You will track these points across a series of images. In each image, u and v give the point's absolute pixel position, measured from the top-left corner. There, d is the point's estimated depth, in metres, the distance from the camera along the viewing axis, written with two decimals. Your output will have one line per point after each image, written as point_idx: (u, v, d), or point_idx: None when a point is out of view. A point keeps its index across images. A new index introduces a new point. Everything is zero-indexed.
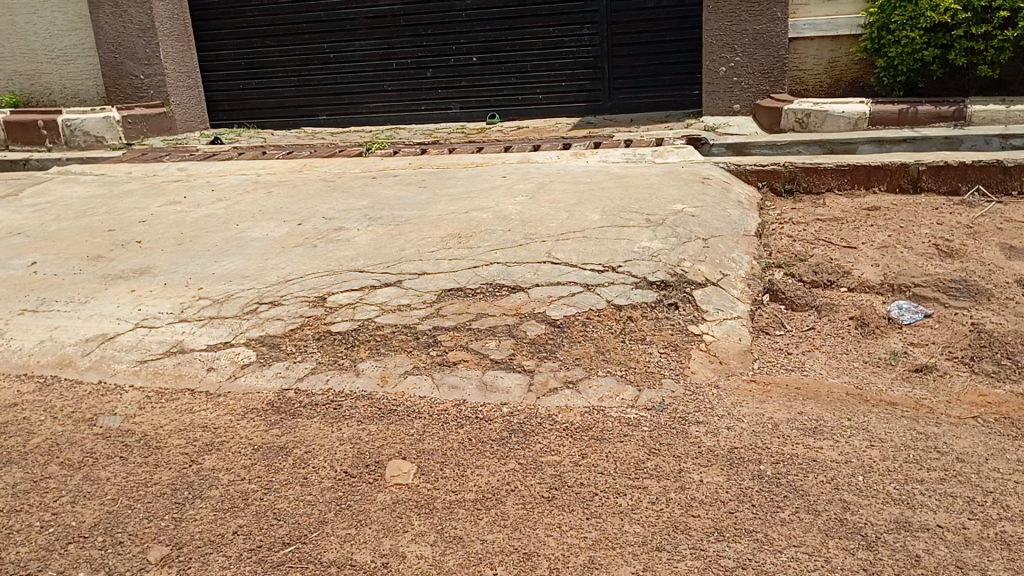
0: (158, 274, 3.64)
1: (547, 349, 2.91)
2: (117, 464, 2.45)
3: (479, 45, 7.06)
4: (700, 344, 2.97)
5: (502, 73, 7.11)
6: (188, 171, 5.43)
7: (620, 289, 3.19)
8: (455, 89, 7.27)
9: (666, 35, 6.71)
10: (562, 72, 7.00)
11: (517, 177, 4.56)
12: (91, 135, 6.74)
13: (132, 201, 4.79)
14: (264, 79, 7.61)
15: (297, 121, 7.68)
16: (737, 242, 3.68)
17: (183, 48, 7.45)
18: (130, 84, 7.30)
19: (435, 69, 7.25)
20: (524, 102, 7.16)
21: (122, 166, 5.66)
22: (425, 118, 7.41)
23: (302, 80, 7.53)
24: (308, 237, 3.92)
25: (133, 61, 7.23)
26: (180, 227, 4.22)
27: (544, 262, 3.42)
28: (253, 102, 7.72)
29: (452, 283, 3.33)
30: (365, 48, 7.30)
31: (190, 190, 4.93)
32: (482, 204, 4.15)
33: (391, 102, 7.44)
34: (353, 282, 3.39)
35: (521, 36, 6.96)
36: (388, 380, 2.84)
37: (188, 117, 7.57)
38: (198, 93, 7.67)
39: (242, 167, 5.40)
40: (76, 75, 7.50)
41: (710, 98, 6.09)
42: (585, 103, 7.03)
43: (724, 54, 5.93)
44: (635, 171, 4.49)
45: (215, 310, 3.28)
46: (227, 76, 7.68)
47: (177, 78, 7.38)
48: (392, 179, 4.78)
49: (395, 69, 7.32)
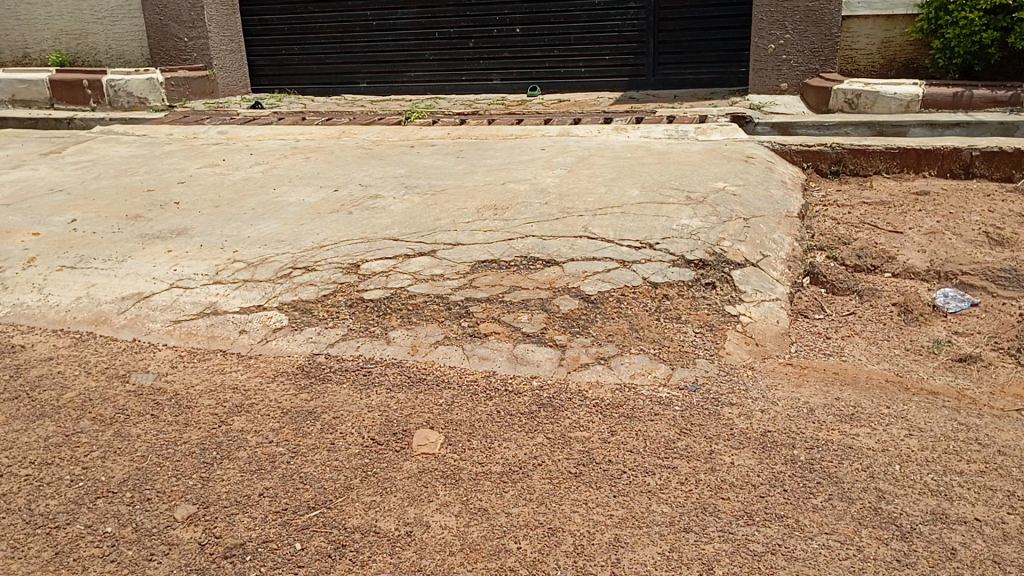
0: (194, 235, 3.65)
1: (580, 324, 2.87)
2: (147, 422, 2.47)
3: (523, 15, 6.98)
4: (737, 325, 2.91)
5: (545, 45, 7.02)
6: (228, 134, 5.44)
7: (657, 267, 3.13)
8: (496, 61, 7.19)
9: (714, 10, 6.55)
10: (605, 46, 6.89)
11: (556, 150, 4.50)
12: (134, 97, 6.82)
13: (172, 162, 4.82)
14: (307, 46, 7.60)
15: (338, 88, 7.66)
16: (778, 222, 3.59)
17: (227, 12, 7.46)
18: (173, 46, 7.33)
19: (477, 39, 7.18)
20: (566, 75, 7.06)
21: (163, 128, 5.69)
22: (465, 89, 7.35)
23: (344, 47, 7.51)
24: (344, 204, 3.90)
25: (178, 24, 7.25)
26: (218, 190, 4.23)
27: (580, 236, 3.37)
28: (294, 68, 7.71)
29: (486, 254, 3.30)
30: (408, 16, 7.25)
31: (229, 153, 4.94)
32: (520, 176, 4.10)
33: (432, 72, 7.39)
34: (387, 250, 3.37)
35: (566, 8, 6.85)
36: (419, 349, 2.83)
37: (230, 81, 7.58)
38: (241, 58, 7.69)
39: (281, 132, 5.40)
40: (121, 36, 7.54)
41: (758, 76, 5.96)
42: (628, 78, 6.91)
43: (774, 30, 5.85)
44: (677, 148, 4.41)
45: (249, 274, 3.28)
46: (269, 41, 7.68)
47: (220, 42, 7.40)
48: (429, 148, 4.74)
49: (437, 38, 7.26)
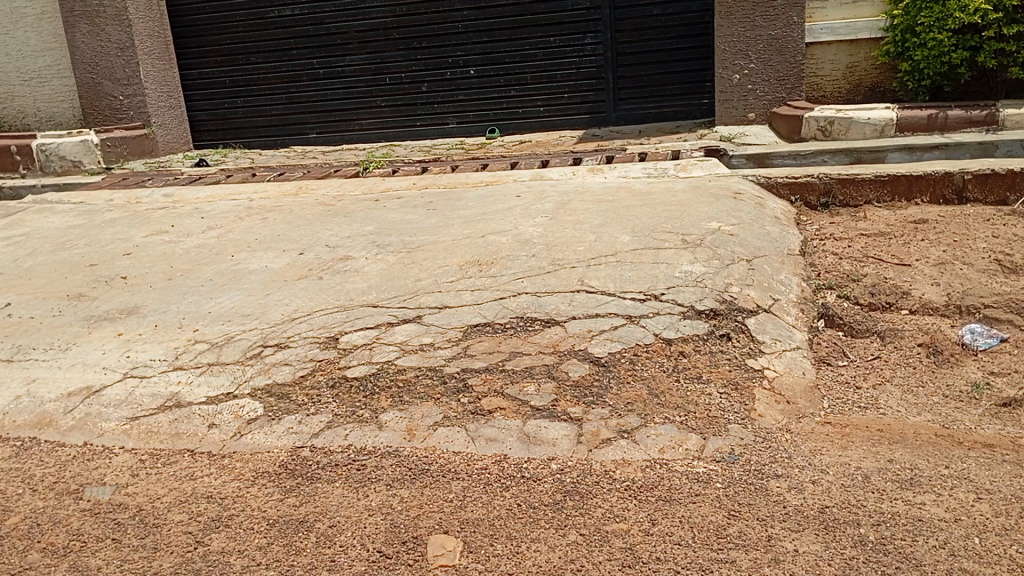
0: (147, 314, 3.29)
1: (593, 393, 2.58)
2: (108, 549, 2.11)
3: (477, 57, 6.77)
4: (763, 381, 2.66)
5: (501, 86, 6.81)
6: (175, 196, 5.07)
7: (667, 321, 2.88)
8: (451, 104, 6.96)
9: (672, 43, 6.41)
10: (563, 84, 6.70)
11: (532, 196, 4.25)
12: (68, 161, 6.39)
13: (115, 231, 4.44)
14: (251, 98, 7.28)
15: (286, 140, 7.34)
16: (782, 262, 3.38)
17: (164, 67, 7.10)
18: (108, 105, 6.94)
19: (430, 83, 6.94)
20: (525, 115, 6.85)
21: (102, 193, 5.29)
22: (421, 134, 7.09)
23: (291, 98, 7.21)
24: (311, 269, 3.58)
25: (111, 82, 6.88)
26: (169, 260, 3.87)
27: (577, 291, 3.10)
28: (239, 121, 7.38)
29: (477, 318, 3.00)
30: (356, 62, 6.99)
31: (178, 217, 4.58)
32: (498, 227, 3.85)
33: (385, 119, 7.12)
34: (368, 319, 3.06)
35: (520, 47, 6.67)
36: (415, 434, 2.50)
37: (171, 139, 7.20)
38: (181, 113, 7.32)
39: (233, 190, 5.05)
40: (51, 97, 7.12)
41: (724, 107, 5.82)
42: (589, 115, 6.72)
43: (739, 60, 5.68)
44: (659, 187, 4.20)
45: (213, 356, 2.93)
46: (211, 94, 7.34)
47: (159, 98, 7.03)
48: (395, 201, 4.45)
49: (389, 84, 7.00)
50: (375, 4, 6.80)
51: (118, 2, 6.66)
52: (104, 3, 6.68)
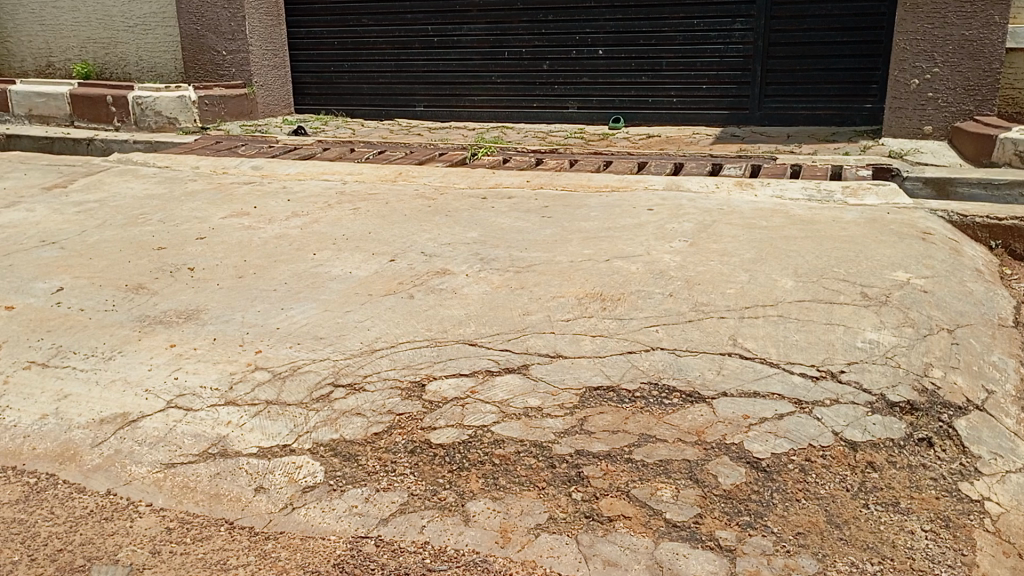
0: (208, 322, 2.80)
1: (752, 512, 1.92)
2: None
3: (607, 35, 6.09)
4: (984, 521, 1.94)
5: (631, 70, 6.10)
6: (263, 169, 4.59)
7: (850, 414, 2.19)
8: (574, 86, 6.29)
9: (835, 35, 5.55)
10: (703, 73, 5.93)
11: (667, 212, 3.59)
12: (162, 117, 6.04)
13: (194, 207, 4.00)
14: (358, 62, 6.80)
15: (391, 111, 6.83)
16: (992, 337, 2.64)
17: (271, 23, 6.71)
18: (210, 59, 6.58)
19: (553, 61, 6.29)
20: (654, 105, 6.12)
21: (189, 159, 4.88)
22: (536, 117, 6.46)
23: (400, 65, 6.69)
24: (402, 282, 3.02)
25: (215, 35, 6.50)
26: (244, 252, 3.39)
27: (729, 354, 2.44)
28: (345, 87, 6.90)
29: (599, 379, 2.37)
30: (473, 32, 6.42)
31: (263, 197, 4.10)
32: (626, 250, 3.22)
33: (498, 97, 6.52)
34: (464, 361, 2.48)
35: (658, 28, 5.94)
36: (510, 539, 1.88)
37: (272, 101, 6.80)
38: (285, 74, 6.92)
39: (327, 169, 4.54)
40: (153, 47, 6.80)
41: (895, 116, 5.03)
42: (728, 111, 5.94)
43: (920, 62, 4.89)
44: (824, 215, 3.47)
45: (274, 391, 2.39)
46: (317, 57, 6.90)
47: (263, 56, 6.64)
48: (505, 202, 3.86)
49: (507, 58, 6.40)
50: None
51: None
52: None
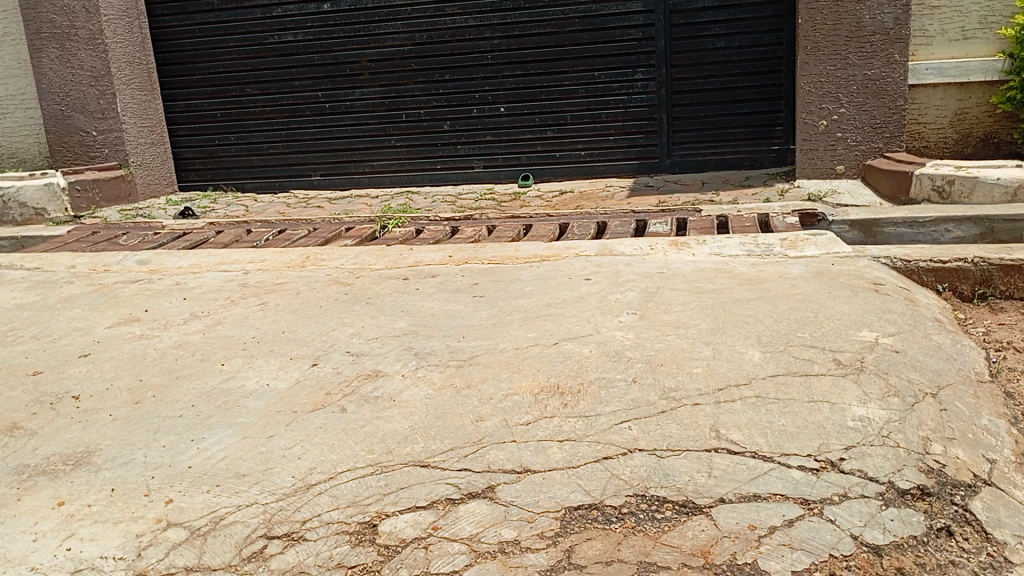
0: (102, 466, 2.35)
1: None
2: None
3: (507, 92, 5.90)
4: None
5: (535, 125, 5.93)
6: (150, 263, 4.12)
7: (864, 511, 1.95)
8: (478, 145, 6.06)
9: (737, 79, 5.52)
10: (609, 125, 5.81)
11: (607, 281, 3.36)
12: (29, 208, 5.42)
13: (73, 316, 3.51)
14: (245, 133, 6.41)
15: (285, 183, 6.44)
16: (975, 396, 2.45)
17: (146, 98, 6.23)
18: (79, 141, 6.03)
19: (453, 121, 6.06)
20: (562, 159, 5.96)
21: (63, 256, 4.35)
22: (441, 179, 6.19)
23: (290, 134, 6.33)
24: (330, 392, 2.65)
25: (83, 115, 5.98)
26: (139, 369, 2.94)
27: (716, 449, 2.17)
28: (232, 160, 6.49)
29: (578, 496, 2.06)
30: (366, 96, 6.13)
31: (154, 297, 3.65)
32: (573, 330, 2.94)
33: (399, 161, 6.24)
34: (419, 489, 2.13)
35: (559, 82, 5.80)
36: None
37: (152, 180, 6.29)
38: (165, 151, 6.45)
39: (224, 258, 4.11)
40: (13, 131, 6.21)
41: (807, 158, 5.02)
42: (637, 160, 5.84)
43: (826, 104, 4.89)
44: (769, 272, 3.31)
45: (194, 553, 1.97)
46: (199, 130, 6.47)
47: (138, 134, 6.14)
48: (430, 282, 3.55)
49: (405, 121, 6.13)
50: (392, 31, 5.95)
51: (92, 24, 5.80)
52: (76, 25, 5.81)
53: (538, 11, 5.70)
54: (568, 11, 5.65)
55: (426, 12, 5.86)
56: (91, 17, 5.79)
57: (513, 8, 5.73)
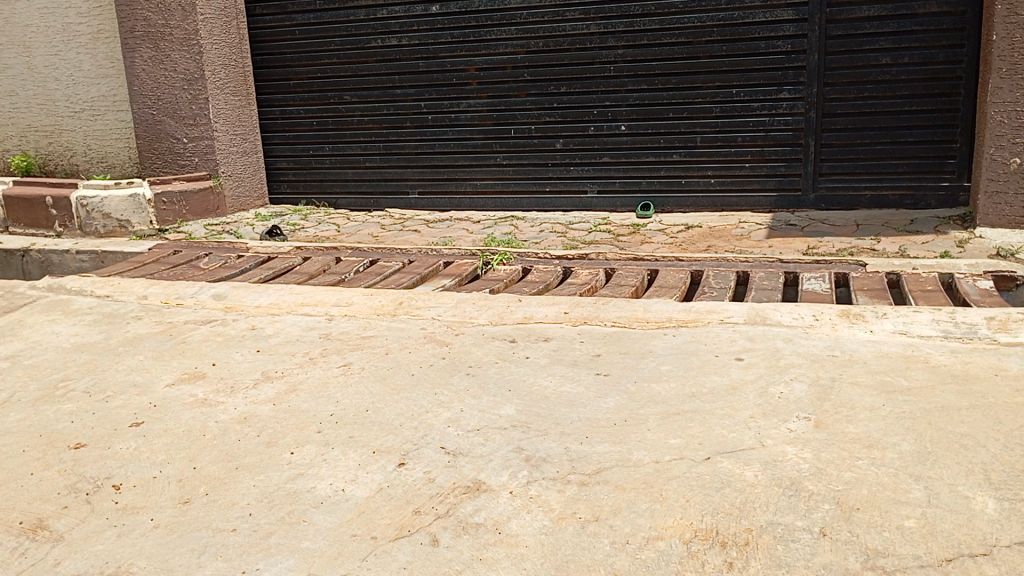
0: None
1: None
2: None
3: (631, 108, 5.38)
4: None
5: (661, 147, 5.38)
6: (227, 299, 3.68)
7: None
8: (593, 167, 5.56)
9: (904, 103, 4.86)
10: (745, 149, 5.22)
11: (764, 365, 2.70)
12: (112, 220, 5.14)
13: (133, 365, 3.05)
14: (341, 144, 6.04)
15: (378, 199, 6.07)
16: None
17: (240, 103, 5.96)
18: (169, 147, 5.79)
19: (566, 138, 5.57)
20: (688, 187, 5.40)
21: (137, 283, 3.97)
22: (550, 203, 5.72)
23: (388, 147, 5.94)
24: (420, 512, 2.06)
25: (174, 120, 5.73)
26: (194, 452, 2.40)
27: None
28: (327, 173, 6.14)
29: None
30: (473, 109, 5.70)
31: (225, 347, 3.17)
32: (727, 439, 2.29)
33: (504, 180, 5.78)
34: None
35: (690, 99, 5.25)
36: None
37: (241, 192, 6.02)
38: (256, 160, 6.17)
39: (309, 297, 3.63)
40: (104, 134, 5.98)
41: (992, 203, 4.21)
42: (777, 192, 5.25)
43: (1021, 138, 4.10)
44: (975, 366, 2.60)
45: None
46: (294, 139, 6.15)
47: (230, 143, 5.87)
48: (542, 348, 2.96)
49: (514, 137, 5.68)
50: (505, 36, 5.50)
51: (187, 23, 5.53)
52: (171, 24, 5.56)
53: (669, 19, 5.16)
54: (705, 19, 5.09)
55: (543, 17, 5.41)
56: (187, 15, 5.52)
57: (642, 14, 5.21)
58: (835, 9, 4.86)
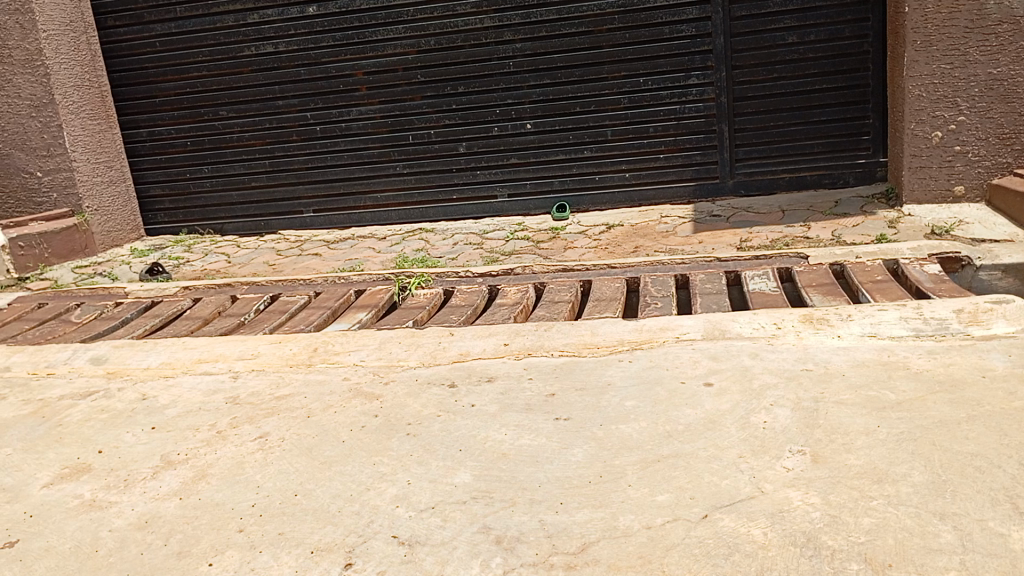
0: None
1: None
2: None
3: (535, 105, 5.16)
4: None
5: (571, 144, 5.19)
6: (108, 363, 3.17)
7: None
8: (500, 170, 5.32)
9: (815, 81, 4.82)
10: (659, 141, 5.09)
11: (738, 390, 2.43)
12: None
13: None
14: (223, 164, 5.57)
15: (270, 221, 5.63)
16: None
17: (99, 127, 5.34)
18: (21, 184, 5.13)
19: (469, 142, 5.30)
20: (602, 184, 5.24)
21: None
22: (458, 211, 5.44)
23: (275, 164, 5.51)
24: None
25: (25, 153, 5.08)
26: None
27: None
28: (208, 198, 5.66)
29: None
30: (366, 116, 5.34)
31: (111, 427, 2.68)
32: (722, 488, 1.98)
33: (407, 191, 5.45)
34: None
35: (597, 91, 5.07)
36: None
37: (111, 226, 5.42)
38: (125, 189, 5.57)
39: (207, 351, 3.17)
40: None
41: (917, 177, 4.37)
42: (694, 182, 5.13)
43: (941, 111, 4.26)
44: (960, 368, 2.40)
45: None
46: (168, 163, 5.62)
47: (93, 173, 5.26)
48: (488, 390, 2.62)
49: (412, 143, 5.35)
50: (393, 36, 5.16)
51: (29, 43, 4.89)
52: (9, 45, 4.90)
53: (567, 8, 4.95)
54: (604, 6, 4.91)
55: (433, 13, 5.09)
56: (27, 34, 4.88)
57: (539, 5, 4.98)
58: None
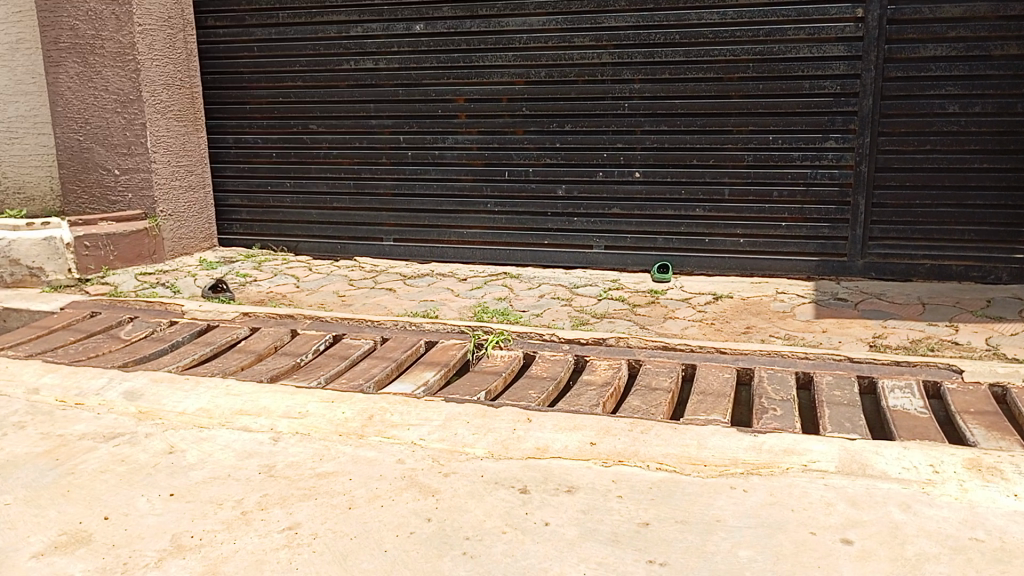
0: None
1: None
2: None
3: (647, 152, 4.70)
4: None
5: (681, 199, 4.70)
6: (142, 400, 2.82)
7: None
8: (599, 219, 4.87)
9: (974, 159, 4.25)
10: (782, 206, 4.56)
11: (889, 557, 1.88)
12: (22, 268, 4.47)
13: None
14: (306, 180, 5.27)
15: (348, 245, 5.30)
16: None
17: (184, 129, 5.17)
18: (98, 181, 5.00)
19: (570, 185, 4.86)
20: (711, 246, 4.73)
21: (32, 368, 3.09)
22: (549, 258, 5.00)
23: (360, 186, 5.18)
24: None
25: (105, 149, 4.95)
26: None
27: None
28: (287, 214, 5.36)
29: None
30: (461, 145, 4.96)
31: (124, 486, 2.29)
32: None
33: (496, 229, 5.04)
34: None
35: (719, 144, 4.58)
36: None
37: (184, 233, 5.22)
38: (203, 195, 5.36)
39: (251, 402, 2.79)
40: (21, 161, 5.11)
41: None
42: (818, 256, 4.58)
43: None
44: None
45: None
46: (251, 173, 5.37)
47: (172, 176, 5.09)
48: (568, 506, 2.14)
49: (508, 180, 4.95)
50: (500, 64, 4.78)
51: (122, 36, 4.77)
52: (103, 35, 4.79)
53: (696, 50, 4.49)
54: (739, 52, 4.43)
55: (547, 43, 4.69)
56: (122, 26, 4.76)
57: (664, 43, 4.53)
58: (892, 47, 4.24)
